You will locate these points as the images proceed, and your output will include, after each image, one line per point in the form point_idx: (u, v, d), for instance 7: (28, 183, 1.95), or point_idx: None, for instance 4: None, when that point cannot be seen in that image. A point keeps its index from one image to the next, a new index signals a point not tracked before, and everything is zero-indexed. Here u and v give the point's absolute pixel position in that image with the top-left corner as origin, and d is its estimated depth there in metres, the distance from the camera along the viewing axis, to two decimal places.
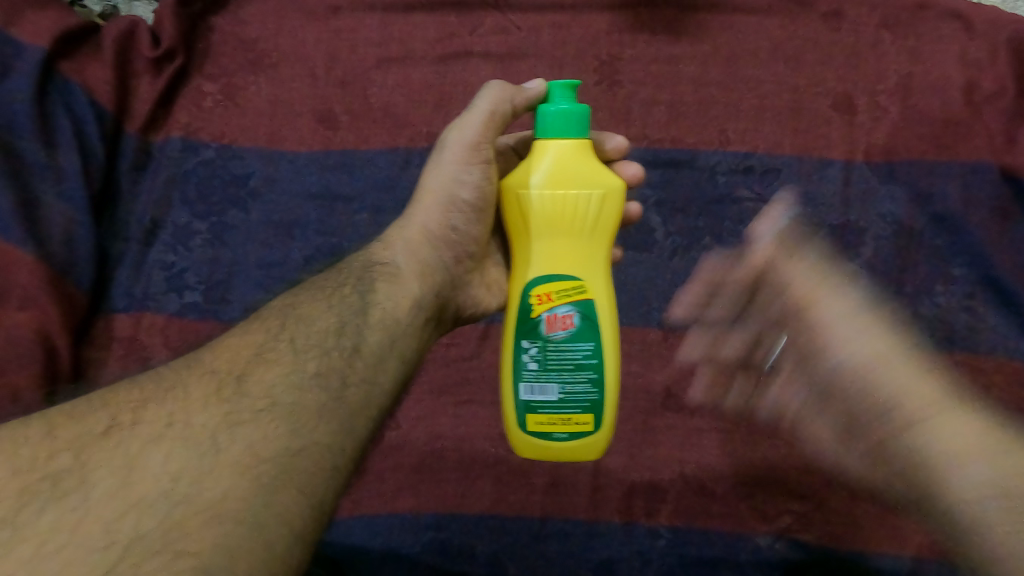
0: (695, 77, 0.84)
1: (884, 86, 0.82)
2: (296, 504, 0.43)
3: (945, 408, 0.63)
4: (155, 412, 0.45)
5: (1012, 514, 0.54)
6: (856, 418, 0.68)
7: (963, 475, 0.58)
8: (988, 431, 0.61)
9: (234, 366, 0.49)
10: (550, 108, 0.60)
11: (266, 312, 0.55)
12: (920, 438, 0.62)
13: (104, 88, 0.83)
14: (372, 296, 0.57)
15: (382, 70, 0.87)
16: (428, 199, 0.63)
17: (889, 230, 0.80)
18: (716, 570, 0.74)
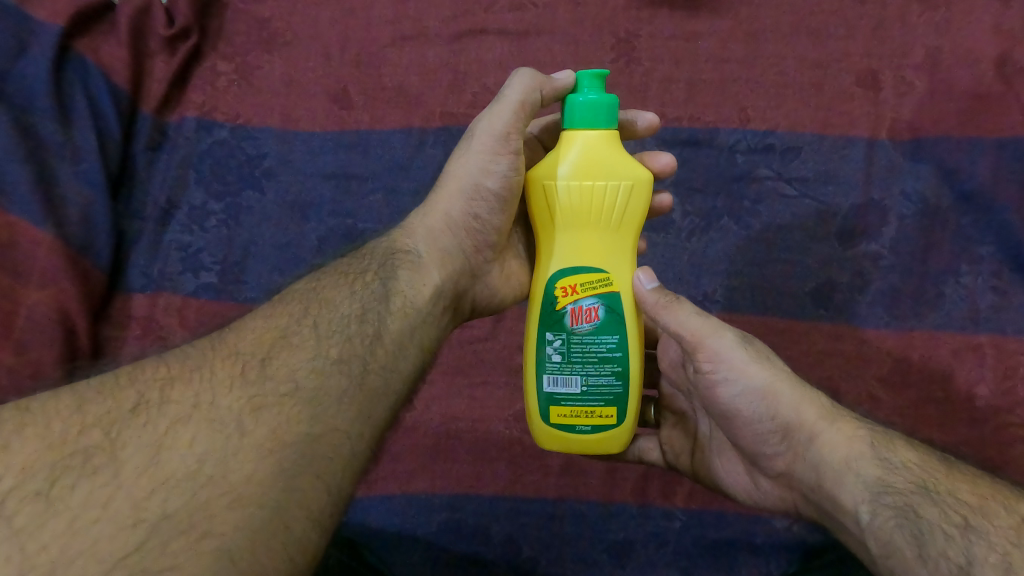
0: (715, 53, 0.82)
1: (910, 61, 0.80)
2: (314, 492, 0.43)
3: (831, 414, 0.54)
4: (182, 391, 0.44)
5: (901, 526, 0.47)
6: (759, 448, 0.57)
7: (857, 483, 0.50)
8: (870, 437, 0.52)
9: (259, 348, 0.48)
10: (578, 99, 0.58)
11: (289, 294, 0.54)
12: (814, 457, 0.53)
13: (120, 67, 0.83)
14: (394, 283, 0.57)
15: (395, 49, 0.86)
16: (453, 187, 0.62)
17: (914, 209, 0.78)
18: (732, 551, 0.74)
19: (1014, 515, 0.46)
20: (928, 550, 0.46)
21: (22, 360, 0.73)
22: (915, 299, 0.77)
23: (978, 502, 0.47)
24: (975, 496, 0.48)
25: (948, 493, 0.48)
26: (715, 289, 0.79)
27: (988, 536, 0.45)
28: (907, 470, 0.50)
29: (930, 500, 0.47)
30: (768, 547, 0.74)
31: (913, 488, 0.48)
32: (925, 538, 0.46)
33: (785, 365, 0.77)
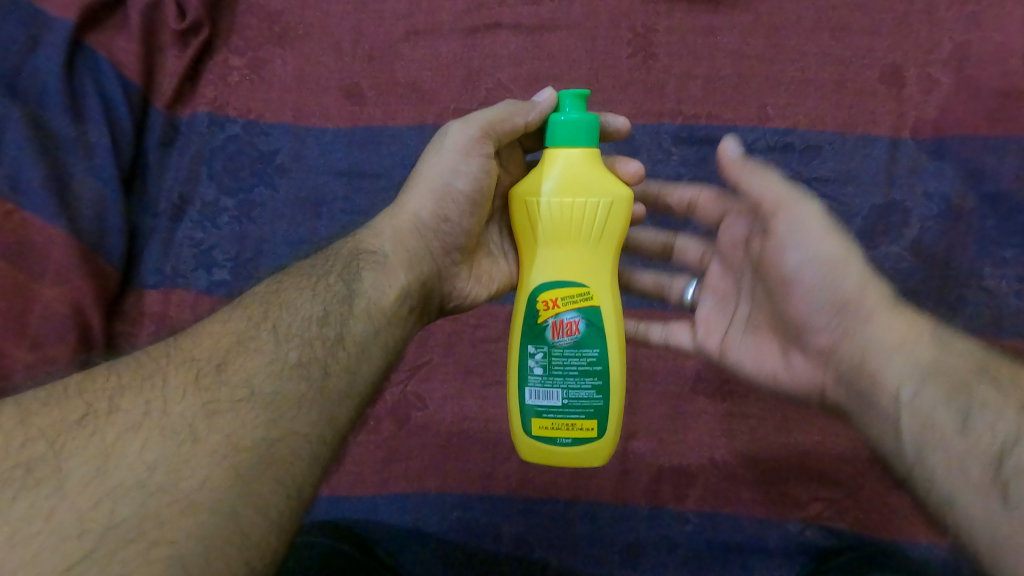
0: (735, 50, 0.80)
1: (937, 57, 0.77)
2: (274, 494, 0.42)
3: (895, 299, 0.54)
4: (132, 399, 0.43)
5: (946, 406, 0.49)
6: (808, 318, 0.56)
7: (906, 364, 0.51)
8: (931, 326, 0.53)
9: (214, 354, 0.47)
10: (560, 118, 0.58)
11: (250, 298, 0.53)
12: (866, 331, 0.53)
13: (132, 62, 0.82)
14: (357, 285, 0.55)
15: (409, 44, 0.84)
16: (422, 189, 0.62)
17: (936, 210, 0.76)
18: (743, 555, 0.73)
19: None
20: (972, 425, 0.47)
21: (36, 355, 0.73)
22: (938, 302, 0.75)
23: None
24: None
25: (1010, 380, 0.49)
26: None
27: None
28: (967, 356, 0.51)
29: (989, 387, 0.49)
30: (779, 551, 0.73)
31: (971, 371, 0.50)
32: (972, 415, 0.48)
33: None
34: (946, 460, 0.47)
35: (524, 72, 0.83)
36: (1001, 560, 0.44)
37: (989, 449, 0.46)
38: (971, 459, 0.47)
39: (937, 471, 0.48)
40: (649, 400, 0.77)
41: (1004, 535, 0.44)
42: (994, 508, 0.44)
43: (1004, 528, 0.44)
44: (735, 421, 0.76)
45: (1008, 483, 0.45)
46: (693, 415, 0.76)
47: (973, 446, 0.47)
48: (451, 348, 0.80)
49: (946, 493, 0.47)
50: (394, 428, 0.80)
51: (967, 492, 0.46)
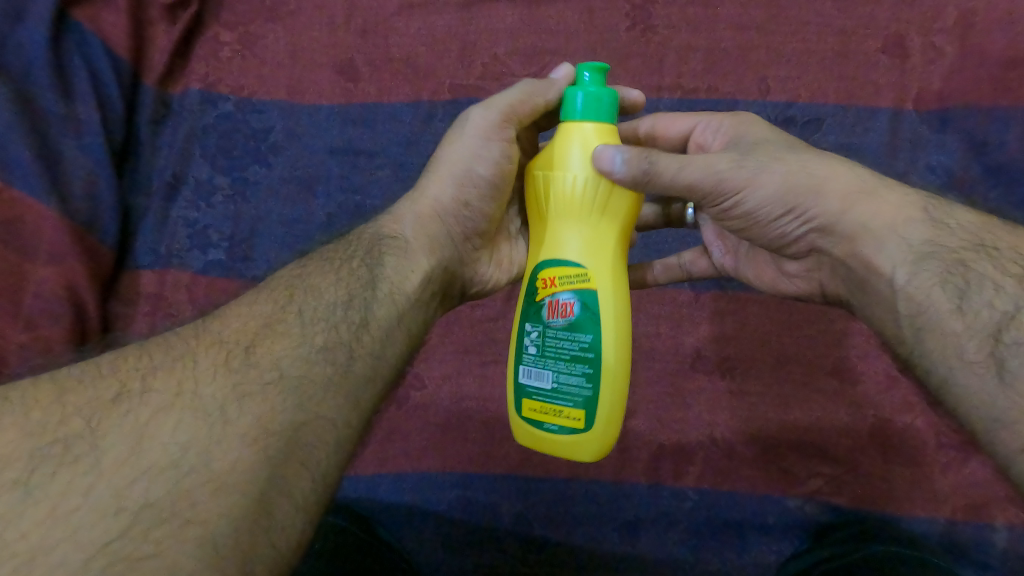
0: (735, 21, 0.79)
1: (940, 26, 0.76)
2: (303, 481, 0.42)
3: (872, 191, 0.53)
4: (164, 379, 0.42)
5: (942, 286, 0.48)
6: (783, 240, 0.57)
7: (899, 246, 0.51)
8: (923, 206, 0.52)
9: (243, 336, 0.46)
10: (575, 91, 0.56)
11: (276, 282, 0.52)
12: (846, 233, 0.53)
13: (120, 38, 0.81)
14: (380, 270, 0.54)
15: (403, 18, 0.83)
16: (444, 174, 0.60)
17: (939, 183, 0.74)
18: (743, 531, 0.73)
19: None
20: (970, 303, 0.47)
21: (32, 336, 0.72)
22: None
23: None
24: None
25: (1009, 251, 0.49)
26: None
27: None
28: (963, 233, 0.50)
29: (986, 260, 0.48)
30: (779, 526, 0.73)
31: (968, 249, 0.49)
32: (969, 292, 0.47)
33: (800, 345, 0.75)
34: (943, 341, 0.47)
35: (521, 46, 0.81)
36: (997, 434, 0.44)
37: (988, 324, 0.46)
38: (968, 335, 0.46)
39: (932, 352, 0.48)
40: (649, 378, 0.77)
41: (1001, 408, 0.44)
42: (988, 385, 0.44)
43: (1003, 402, 0.44)
44: (734, 399, 0.75)
45: (1005, 356, 0.44)
46: (694, 392, 0.76)
47: (971, 321, 0.46)
48: (449, 327, 0.79)
49: (945, 372, 0.47)
50: (393, 407, 0.79)
51: (965, 367, 0.46)
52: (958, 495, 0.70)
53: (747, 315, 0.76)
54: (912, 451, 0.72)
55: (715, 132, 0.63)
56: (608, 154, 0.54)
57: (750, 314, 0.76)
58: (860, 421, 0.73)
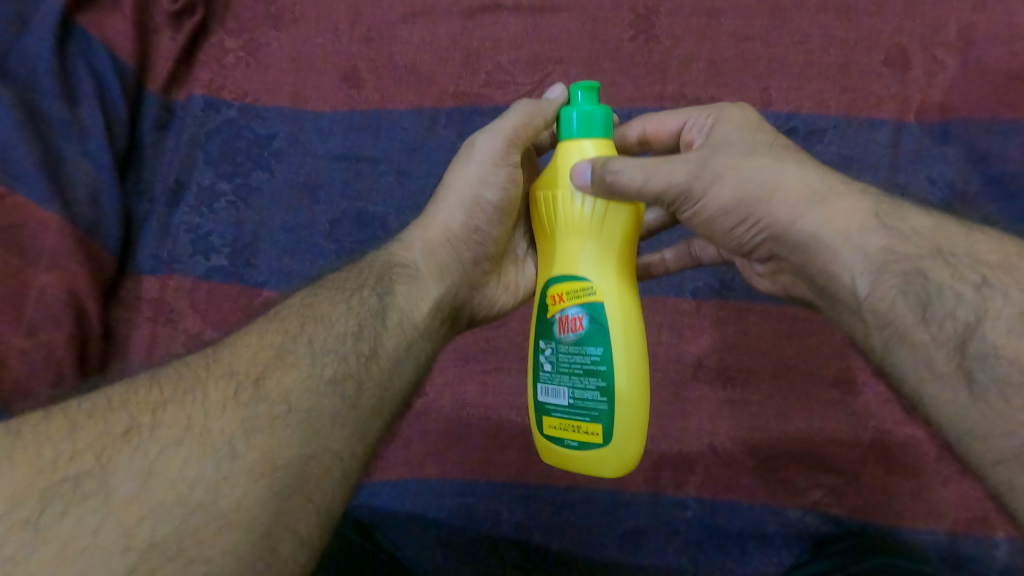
0: (738, 31, 0.79)
1: (942, 38, 0.76)
2: (310, 515, 0.41)
3: (822, 195, 0.50)
4: (174, 414, 0.41)
5: (904, 295, 0.46)
6: (741, 244, 0.55)
7: (857, 255, 0.48)
8: (876, 209, 0.49)
9: (252, 367, 0.45)
10: (573, 110, 0.56)
11: (284, 310, 0.51)
12: (799, 241, 0.51)
13: (125, 44, 0.81)
14: (391, 299, 0.54)
15: (407, 26, 0.83)
16: (452, 200, 0.61)
17: (940, 194, 0.74)
18: (743, 541, 0.73)
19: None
20: (933, 313, 0.45)
21: (33, 342, 0.72)
22: None
23: (999, 262, 0.46)
24: (998, 257, 0.46)
25: (966, 255, 0.46)
26: (732, 277, 0.78)
27: (1006, 292, 0.44)
28: (919, 236, 0.48)
29: (943, 265, 0.46)
30: (779, 537, 0.73)
31: (925, 254, 0.47)
32: (931, 302, 0.45)
33: (801, 354, 0.75)
34: (913, 354, 0.45)
35: (524, 54, 0.81)
36: (975, 447, 0.42)
37: (952, 336, 0.44)
38: (936, 347, 0.44)
39: (903, 364, 0.46)
40: (650, 387, 0.77)
41: (973, 424, 0.42)
42: (961, 396, 0.43)
43: (976, 416, 0.42)
44: (735, 408, 0.75)
45: (974, 369, 0.43)
46: (695, 401, 0.76)
47: (938, 332, 0.44)
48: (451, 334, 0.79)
49: (915, 383, 0.45)
50: None
51: (935, 380, 0.44)
52: (959, 507, 0.70)
53: (748, 324, 0.77)
54: (912, 463, 0.72)
55: (700, 130, 0.60)
56: (580, 167, 0.55)
57: (751, 324, 0.76)
58: (861, 431, 0.73)
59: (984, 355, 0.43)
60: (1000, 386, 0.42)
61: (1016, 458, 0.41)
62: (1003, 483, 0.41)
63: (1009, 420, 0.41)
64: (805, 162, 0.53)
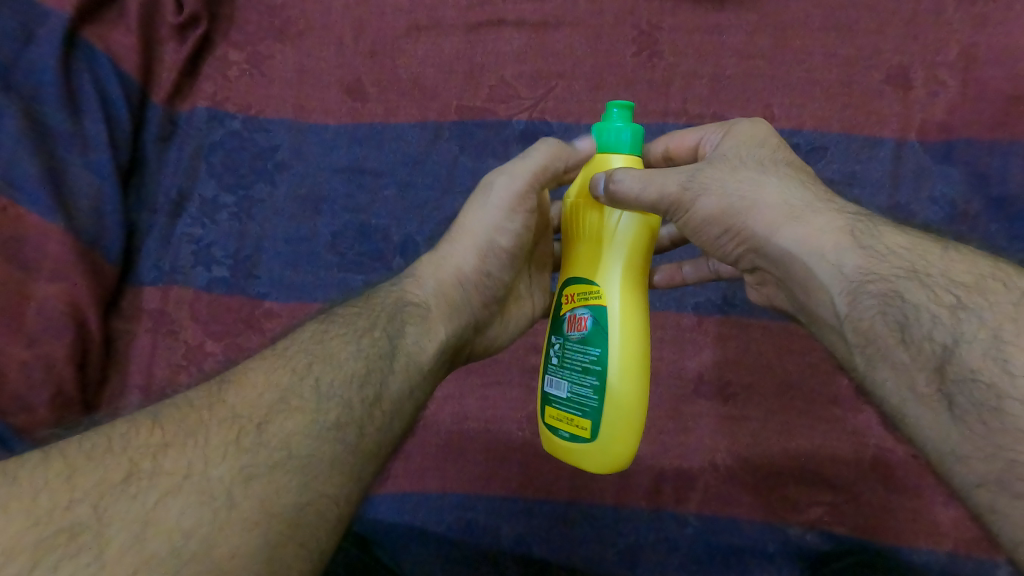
0: (741, 49, 0.79)
1: (944, 58, 0.77)
2: (301, 563, 0.40)
3: (797, 213, 0.50)
4: (175, 459, 0.40)
5: (883, 314, 0.45)
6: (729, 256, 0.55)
7: (834, 271, 0.48)
8: (850, 228, 0.48)
9: (257, 409, 0.44)
10: (605, 124, 0.57)
11: (290, 348, 0.50)
12: (779, 257, 0.51)
13: (130, 56, 0.81)
14: (399, 341, 0.53)
15: (411, 40, 0.84)
16: (467, 241, 0.61)
17: (942, 213, 0.74)
18: (744, 559, 0.73)
19: (1014, 291, 0.43)
20: (912, 335, 0.43)
21: (34, 354, 0.71)
22: None
23: (974, 282, 0.44)
24: (970, 277, 0.45)
25: (942, 275, 0.45)
26: (734, 293, 0.78)
27: (981, 315, 0.42)
28: (895, 255, 0.47)
29: (919, 284, 0.45)
30: (780, 555, 0.72)
31: (900, 274, 0.45)
32: (909, 324, 0.44)
33: (802, 371, 0.75)
34: (893, 374, 0.44)
35: (527, 69, 0.82)
36: (957, 468, 0.41)
37: (931, 358, 0.42)
38: (917, 369, 0.43)
39: (884, 384, 0.45)
40: (651, 402, 0.77)
41: (954, 445, 0.41)
42: (942, 419, 0.42)
43: (956, 436, 0.41)
44: (736, 425, 0.75)
45: (953, 392, 0.41)
46: (695, 417, 0.76)
47: (917, 354, 0.43)
48: None
49: (897, 402, 0.44)
50: None
51: (916, 401, 0.43)
52: (960, 527, 0.70)
53: (750, 341, 0.77)
54: (914, 482, 0.72)
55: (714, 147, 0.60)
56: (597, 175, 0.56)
57: (753, 339, 0.77)
58: (862, 449, 0.73)
59: (963, 377, 0.41)
60: (978, 410, 0.40)
61: (997, 481, 0.39)
62: (985, 505, 0.40)
63: (990, 443, 0.40)
64: (786, 179, 0.53)
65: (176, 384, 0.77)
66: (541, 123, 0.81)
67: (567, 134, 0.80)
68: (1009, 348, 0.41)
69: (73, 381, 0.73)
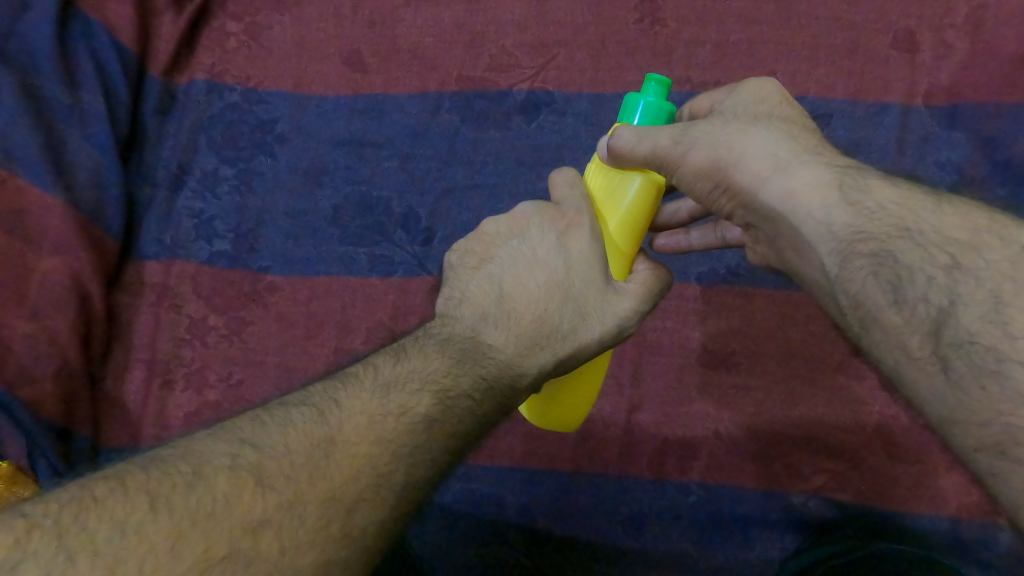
0: (745, 14, 0.78)
1: (950, 21, 0.76)
2: None
3: (786, 166, 0.49)
4: (271, 538, 0.38)
5: (875, 276, 0.45)
6: (725, 210, 0.55)
7: (825, 235, 0.48)
8: (840, 182, 0.48)
9: (349, 491, 0.40)
10: (639, 99, 0.55)
11: (398, 427, 0.44)
12: (768, 212, 0.51)
13: (126, 28, 0.81)
14: (481, 426, 0.48)
15: (410, 10, 0.83)
16: (577, 329, 0.51)
17: (949, 180, 0.73)
18: (747, 526, 0.73)
19: (1012, 246, 0.42)
20: (905, 295, 0.43)
21: (37, 327, 0.71)
22: None
23: (968, 240, 0.43)
24: (967, 233, 0.44)
25: (935, 233, 0.44)
26: (738, 263, 0.78)
27: (976, 274, 0.42)
28: (886, 212, 0.46)
29: (912, 243, 0.44)
30: (782, 523, 0.72)
31: (891, 233, 0.45)
32: (901, 284, 0.44)
33: (807, 342, 0.75)
34: (886, 336, 0.44)
35: (528, 37, 0.81)
36: (956, 432, 0.40)
37: (925, 319, 0.42)
38: (910, 331, 0.43)
39: (880, 345, 0.44)
40: (654, 371, 0.77)
41: (949, 409, 0.41)
42: (936, 381, 0.41)
43: (951, 400, 0.41)
44: (738, 394, 0.75)
45: (949, 354, 0.41)
46: (699, 388, 0.76)
47: (910, 315, 0.43)
48: None
49: (893, 366, 0.44)
50: None
51: (910, 363, 0.43)
52: (963, 494, 0.70)
53: (753, 311, 0.77)
54: (916, 449, 0.72)
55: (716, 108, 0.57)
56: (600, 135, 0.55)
57: (757, 310, 0.77)
58: (865, 418, 0.73)
59: (959, 341, 0.41)
60: (975, 372, 0.40)
61: (994, 446, 0.39)
62: (984, 469, 0.39)
63: (986, 407, 0.39)
64: (778, 132, 0.51)
65: (179, 357, 0.77)
66: (542, 92, 0.80)
67: (569, 104, 0.79)
68: (1010, 311, 0.40)
69: (77, 354, 0.73)
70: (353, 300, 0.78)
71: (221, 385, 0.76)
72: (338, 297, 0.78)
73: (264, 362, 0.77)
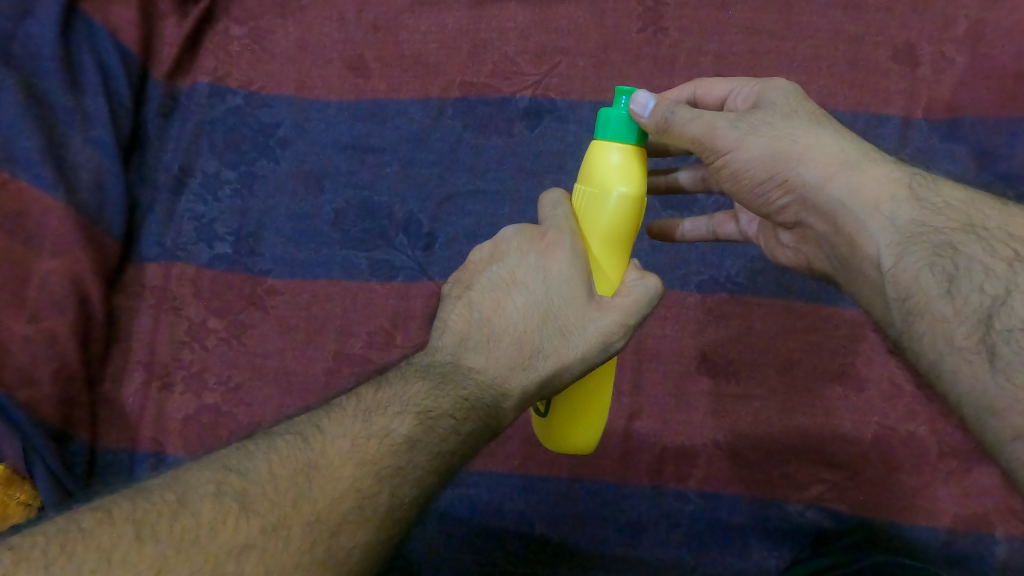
0: (747, 25, 0.79)
1: (950, 35, 0.76)
2: None
3: (852, 163, 0.51)
4: (255, 561, 0.37)
5: (930, 267, 0.46)
6: (772, 204, 0.55)
7: (882, 223, 0.49)
8: (909, 182, 0.50)
9: (334, 513, 0.40)
10: (613, 112, 0.52)
11: (383, 450, 0.43)
12: (826, 208, 0.52)
13: (130, 31, 0.81)
14: (470, 444, 0.47)
15: (414, 15, 0.84)
16: (558, 347, 0.50)
17: None
18: (745, 535, 0.73)
19: None
20: (959, 285, 0.45)
21: (35, 328, 0.71)
22: None
23: None
24: None
25: (1000, 229, 0.46)
26: (738, 271, 0.78)
27: None
28: (949, 208, 0.48)
29: (976, 238, 0.46)
30: (779, 532, 0.73)
31: (956, 227, 0.47)
32: (957, 275, 0.45)
33: (806, 350, 0.76)
34: (932, 325, 0.45)
35: (531, 45, 0.81)
36: (993, 424, 0.41)
37: (977, 309, 0.43)
38: (958, 321, 0.44)
39: (923, 333, 0.45)
40: (653, 379, 0.77)
41: (990, 399, 0.41)
42: (981, 371, 0.42)
43: (994, 390, 0.41)
44: (737, 403, 0.76)
45: (996, 343, 0.42)
46: (697, 396, 0.76)
47: (962, 305, 0.44)
48: None
49: (935, 357, 0.44)
50: None
51: (954, 355, 0.43)
52: (960, 506, 0.70)
53: (752, 319, 0.77)
54: (913, 460, 0.72)
55: (746, 98, 0.58)
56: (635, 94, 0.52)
57: (757, 318, 0.77)
58: (864, 428, 0.73)
59: (1009, 329, 0.42)
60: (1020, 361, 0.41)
61: None
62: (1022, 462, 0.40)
63: None
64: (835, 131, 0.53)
65: (178, 360, 0.77)
66: (545, 99, 0.80)
67: (571, 111, 0.80)
68: None
69: (76, 356, 0.73)
70: (353, 305, 0.78)
71: (219, 388, 0.76)
72: (338, 301, 0.78)
73: (264, 366, 0.77)
